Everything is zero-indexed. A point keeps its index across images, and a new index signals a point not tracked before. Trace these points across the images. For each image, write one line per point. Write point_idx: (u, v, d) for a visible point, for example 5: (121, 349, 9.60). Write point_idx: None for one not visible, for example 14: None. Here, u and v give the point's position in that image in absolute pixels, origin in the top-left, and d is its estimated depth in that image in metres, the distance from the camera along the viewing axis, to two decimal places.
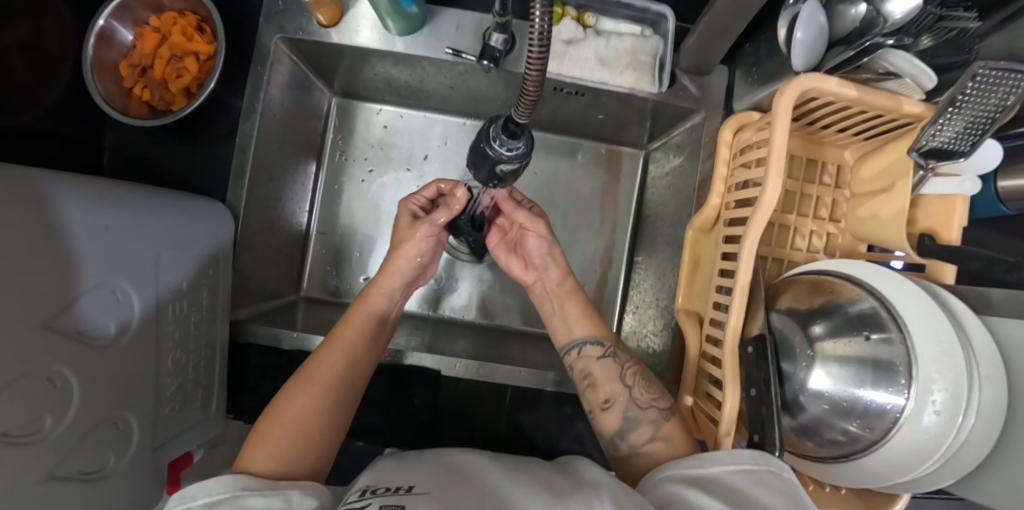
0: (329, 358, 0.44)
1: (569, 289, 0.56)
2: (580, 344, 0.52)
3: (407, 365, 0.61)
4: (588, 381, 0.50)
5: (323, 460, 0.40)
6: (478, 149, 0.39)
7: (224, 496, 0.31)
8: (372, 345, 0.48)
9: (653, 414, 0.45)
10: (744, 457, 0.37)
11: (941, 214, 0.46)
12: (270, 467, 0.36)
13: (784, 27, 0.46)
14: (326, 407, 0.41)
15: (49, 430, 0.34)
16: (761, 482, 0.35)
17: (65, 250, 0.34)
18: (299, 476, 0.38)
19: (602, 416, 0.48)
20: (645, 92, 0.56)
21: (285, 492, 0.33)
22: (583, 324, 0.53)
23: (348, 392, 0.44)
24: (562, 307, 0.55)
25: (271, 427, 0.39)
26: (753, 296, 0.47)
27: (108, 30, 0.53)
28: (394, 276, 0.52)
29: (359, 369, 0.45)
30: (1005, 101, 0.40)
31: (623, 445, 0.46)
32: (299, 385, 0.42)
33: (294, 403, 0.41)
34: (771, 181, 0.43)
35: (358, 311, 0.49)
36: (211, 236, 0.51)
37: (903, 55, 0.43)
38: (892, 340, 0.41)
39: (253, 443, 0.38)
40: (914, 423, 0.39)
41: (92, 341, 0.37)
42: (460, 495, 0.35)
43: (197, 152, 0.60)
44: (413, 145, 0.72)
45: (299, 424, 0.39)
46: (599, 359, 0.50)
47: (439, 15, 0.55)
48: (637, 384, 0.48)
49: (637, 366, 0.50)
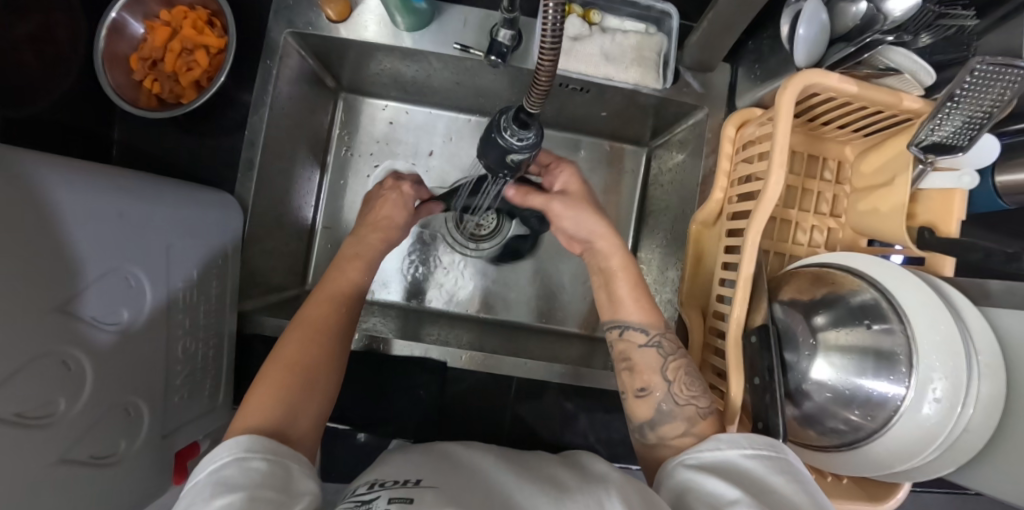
0: (323, 304, 0.45)
1: (620, 263, 0.48)
2: (625, 326, 0.47)
3: (394, 355, 0.62)
4: (625, 364, 0.47)
5: (321, 414, 0.40)
6: (488, 139, 0.40)
7: (229, 459, 0.31)
8: (363, 295, 0.49)
9: (690, 411, 0.42)
10: (762, 443, 0.37)
11: (940, 208, 0.47)
12: (270, 416, 0.36)
13: (787, 23, 0.47)
14: (328, 353, 0.42)
15: (62, 413, 0.34)
16: (782, 469, 0.35)
17: (77, 237, 0.34)
18: (301, 425, 0.37)
19: (635, 402, 0.45)
20: (650, 88, 0.57)
21: (284, 461, 0.33)
22: (630, 304, 0.47)
23: (344, 345, 0.44)
24: (609, 281, 0.49)
25: (274, 374, 0.39)
26: (756, 288, 0.47)
27: (120, 23, 0.53)
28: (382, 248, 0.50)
29: (352, 324, 0.46)
30: (1002, 97, 0.41)
31: (652, 434, 0.44)
32: (298, 336, 0.42)
33: (294, 354, 0.40)
34: (774, 173, 0.44)
35: (350, 265, 0.49)
36: (220, 226, 0.51)
37: (903, 52, 0.45)
38: (894, 330, 0.42)
39: (259, 386, 0.38)
40: (913, 412, 0.39)
41: (102, 327, 0.37)
42: (467, 489, 0.35)
43: (205, 145, 0.60)
44: (419, 141, 0.73)
45: (305, 368, 0.40)
46: (640, 348, 0.46)
47: (447, 11, 0.55)
48: (678, 379, 0.44)
49: (681, 359, 0.46)
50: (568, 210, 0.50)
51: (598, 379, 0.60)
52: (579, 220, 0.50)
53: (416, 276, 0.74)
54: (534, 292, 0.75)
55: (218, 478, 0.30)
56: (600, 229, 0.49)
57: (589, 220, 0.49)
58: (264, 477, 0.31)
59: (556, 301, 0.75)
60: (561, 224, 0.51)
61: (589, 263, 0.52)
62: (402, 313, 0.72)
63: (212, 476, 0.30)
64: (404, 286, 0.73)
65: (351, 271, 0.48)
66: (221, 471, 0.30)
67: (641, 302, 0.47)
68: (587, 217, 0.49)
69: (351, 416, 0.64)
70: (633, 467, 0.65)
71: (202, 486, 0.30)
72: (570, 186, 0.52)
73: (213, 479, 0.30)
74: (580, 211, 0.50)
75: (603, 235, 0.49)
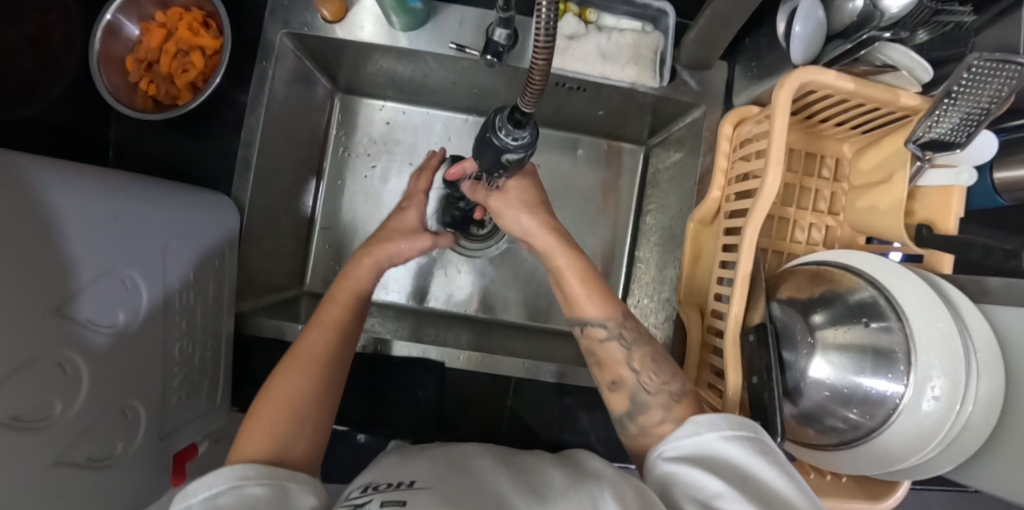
0: (315, 331, 0.44)
1: (564, 260, 0.47)
2: (584, 322, 0.46)
3: (392, 356, 0.62)
4: (594, 360, 0.47)
5: (318, 442, 0.39)
6: (483, 139, 0.39)
7: (223, 487, 0.31)
8: (357, 319, 0.47)
9: (663, 399, 0.42)
10: (741, 424, 0.37)
11: (939, 205, 0.47)
12: (262, 449, 0.36)
13: (783, 21, 0.46)
14: (321, 380, 0.41)
15: (59, 416, 0.34)
16: (761, 450, 0.35)
17: (71, 240, 0.34)
18: (294, 458, 0.37)
19: (611, 396, 0.45)
20: (646, 86, 0.57)
21: (281, 481, 0.33)
22: (586, 300, 0.46)
23: (339, 371, 0.43)
24: (558, 279, 0.48)
25: (264, 409, 0.38)
26: (754, 287, 0.47)
27: (115, 25, 0.53)
28: (373, 262, 0.48)
29: (346, 349, 0.45)
30: (1000, 92, 0.41)
31: (633, 426, 0.43)
32: (293, 365, 0.41)
33: (286, 384, 0.40)
34: (771, 171, 0.44)
35: (342, 286, 0.47)
36: (217, 227, 0.51)
37: (900, 49, 0.44)
38: (892, 328, 0.41)
39: (251, 423, 0.38)
40: (912, 410, 0.39)
41: (99, 330, 0.37)
42: (464, 491, 0.34)
43: (202, 146, 0.60)
44: (416, 141, 0.73)
45: (297, 398, 0.39)
46: (602, 342, 0.46)
47: (443, 11, 0.55)
48: (646, 368, 0.44)
49: (645, 346, 0.45)
50: (504, 210, 0.49)
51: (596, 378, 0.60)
52: (515, 218, 0.49)
53: (414, 276, 0.74)
54: (533, 291, 0.75)
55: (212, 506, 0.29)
56: (537, 226, 0.48)
57: (520, 215, 0.49)
58: (261, 502, 0.30)
59: (556, 300, 0.75)
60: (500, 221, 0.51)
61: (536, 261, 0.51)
62: (400, 314, 0.72)
63: (204, 504, 0.29)
64: (404, 286, 0.73)
65: (342, 295, 0.47)
66: (215, 499, 0.30)
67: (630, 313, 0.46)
68: (523, 215, 0.49)
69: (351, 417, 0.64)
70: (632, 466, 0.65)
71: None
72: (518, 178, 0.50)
73: (208, 506, 0.29)
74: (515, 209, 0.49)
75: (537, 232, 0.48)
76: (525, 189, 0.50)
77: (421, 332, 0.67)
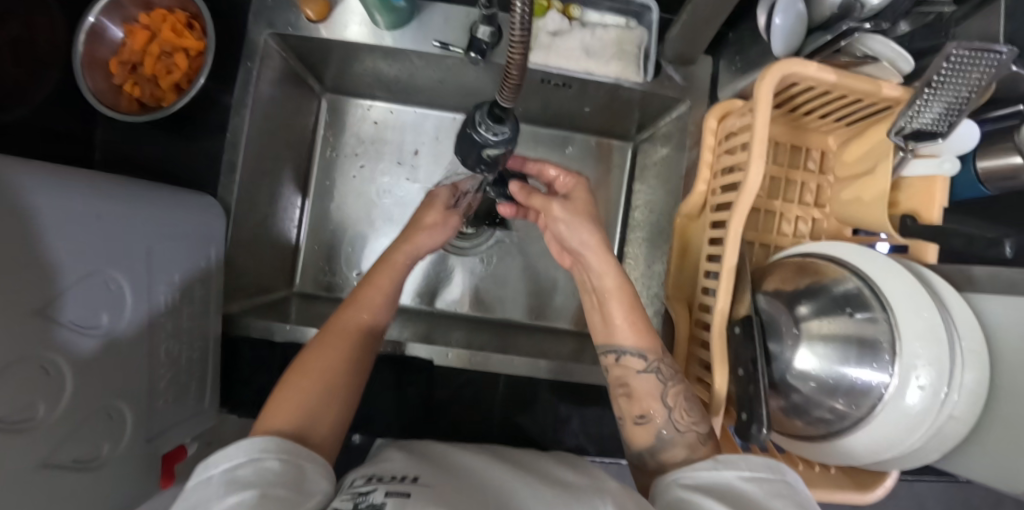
0: (350, 312, 0.45)
1: (614, 283, 0.46)
2: (621, 352, 0.46)
3: (409, 356, 0.62)
4: (623, 390, 0.46)
5: (342, 422, 0.39)
6: (464, 136, 0.40)
7: (244, 460, 0.31)
8: (391, 304, 0.48)
9: (690, 439, 0.41)
10: (760, 465, 0.37)
11: (923, 196, 0.46)
12: (292, 416, 0.36)
13: (763, 14, 0.46)
14: (351, 360, 0.42)
15: (42, 417, 0.34)
16: (781, 493, 0.35)
17: (53, 243, 0.34)
18: (320, 433, 0.37)
19: (634, 429, 0.45)
20: (631, 81, 0.57)
21: (300, 462, 0.33)
22: (626, 328, 0.46)
23: (368, 353, 0.44)
24: (602, 304, 0.48)
25: (296, 379, 0.39)
26: (740, 280, 0.47)
27: (99, 27, 0.53)
28: (413, 248, 0.49)
29: (377, 333, 0.46)
30: (981, 81, 0.41)
31: (652, 460, 0.43)
32: (327, 342, 0.42)
33: (320, 359, 0.41)
34: (755, 164, 0.44)
35: (380, 274, 0.48)
36: (203, 228, 0.52)
37: (880, 39, 0.44)
38: (877, 319, 0.42)
39: (281, 392, 0.38)
40: (898, 400, 0.39)
41: (83, 332, 0.37)
42: (462, 491, 0.34)
43: (188, 148, 0.60)
44: (405, 139, 0.73)
45: (328, 374, 0.40)
46: (638, 374, 0.45)
47: (428, 9, 0.55)
48: (678, 405, 0.43)
49: (680, 384, 0.45)
50: (569, 217, 0.48)
51: (585, 374, 0.60)
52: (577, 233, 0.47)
53: None
54: (524, 289, 0.75)
55: (231, 477, 0.30)
56: (595, 242, 0.47)
57: (585, 232, 0.47)
58: (278, 478, 0.31)
59: (547, 297, 0.75)
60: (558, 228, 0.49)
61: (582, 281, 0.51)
62: None
63: (225, 475, 0.30)
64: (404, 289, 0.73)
65: (380, 279, 0.47)
66: (235, 471, 0.30)
67: (636, 327, 0.46)
68: (580, 226, 0.47)
69: None
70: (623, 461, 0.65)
71: (214, 485, 0.30)
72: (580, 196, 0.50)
73: (227, 478, 0.30)
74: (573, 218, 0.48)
75: (595, 246, 0.46)
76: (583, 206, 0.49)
77: (416, 329, 0.68)
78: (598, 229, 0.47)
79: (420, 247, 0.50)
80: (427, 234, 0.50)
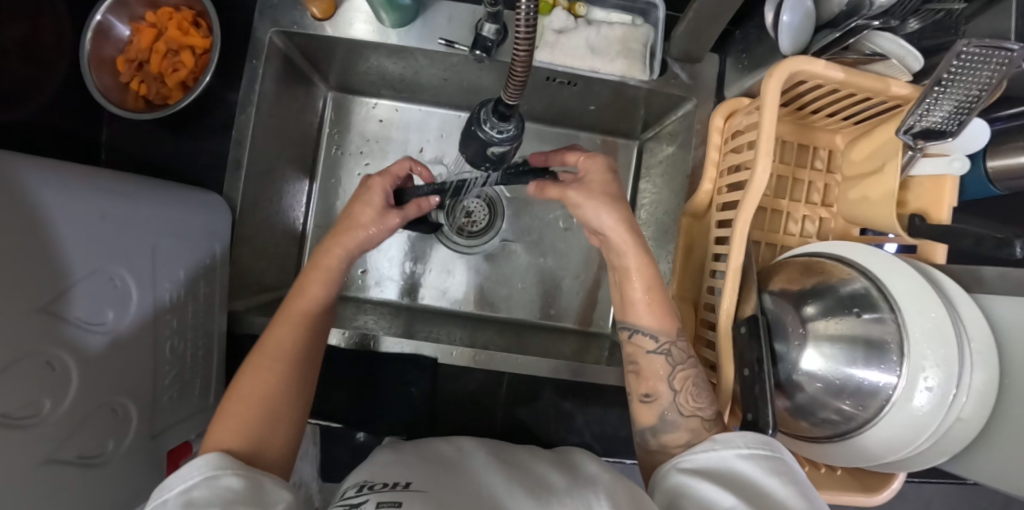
0: (282, 329, 0.43)
1: (636, 262, 0.44)
2: (634, 329, 0.46)
3: (381, 351, 0.62)
4: (633, 368, 0.46)
5: (292, 437, 0.41)
6: (469, 131, 0.40)
7: (197, 480, 0.31)
8: (327, 311, 0.46)
9: (694, 423, 0.42)
10: (756, 441, 0.37)
11: (930, 194, 0.47)
12: (239, 449, 0.36)
13: (771, 12, 0.46)
14: (290, 379, 0.41)
15: (48, 413, 0.34)
16: (778, 470, 0.35)
17: (60, 239, 0.34)
18: (268, 457, 0.38)
19: (640, 407, 0.45)
20: (636, 79, 0.56)
21: (257, 477, 0.33)
22: (644, 308, 0.45)
23: (308, 368, 0.44)
24: (622, 278, 0.46)
25: (234, 409, 0.38)
26: (746, 279, 0.47)
27: (105, 25, 0.53)
28: (346, 249, 0.46)
29: (315, 344, 0.45)
30: (991, 80, 0.40)
31: (654, 441, 0.44)
32: (262, 363, 0.41)
33: (256, 382, 0.40)
34: (760, 162, 0.44)
35: (311, 280, 0.45)
36: (208, 225, 0.52)
37: (892, 38, 0.44)
38: (884, 319, 0.41)
39: (219, 424, 0.38)
40: (905, 402, 0.39)
41: (90, 328, 0.37)
42: (459, 494, 0.34)
43: (194, 145, 0.60)
44: (409, 137, 0.73)
45: (266, 398, 0.39)
46: (649, 354, 0.45)
47: (432, 7, 0.55)
48: (686, 389, 0.43)
49: (690, 369, 0.45)
50: (583, 199, 0.45)
51: (589, 373, 0.60)
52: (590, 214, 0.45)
53: (407, 272, 0.74)
54: (528, 287, 0.74)
55: (187, 498, 0.29)
56: (613, 225, 0.44)
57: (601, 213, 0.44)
58: (236, 495, 0.30)
59: (552, 296, 0.75)
60: (576, 211, 0.46)
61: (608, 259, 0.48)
62: (395, 312, 0.72)
63: (180, 495, 0.30)
64: (407, 286, 0.73)
65: (310, 288, 0.45)
66: (190, 492, 0.30)
67: (653, 307, 0.45)
68: (603, 207, 0.45)
69: (342, 416, 0.64)
70: (627, 461, 0.65)
71: (169, 505, 0.29)
72: (599, 174, 0.46)
73: (182, 500, 0.29)
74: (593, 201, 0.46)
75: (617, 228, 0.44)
76: (606, 185, 0.45)
77: (417, 329, 0.68)
78: (618, 211, 0.44)
79: (350, 247, 0.46)
80: (360, 231, 0.46)
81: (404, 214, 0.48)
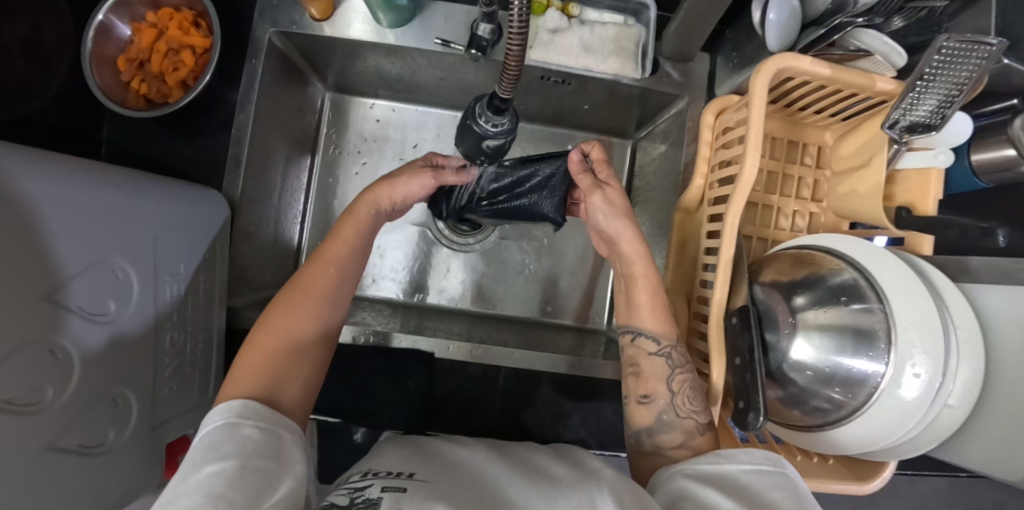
0: (316, 270, 0.44)
1: (643, 269, 0.48)
2: (638, 332, 0.47)
3: (394, 348, 0.63)
4: (633, 369, 0.47)
5: (311, 384, 0.41)
6: (465, 126, 0.41)
7: (220, 423, 0.32)
8: (358, 260, 0.47)
9: (688, 425, 0.43)
10: (760, 457, 0.37)
11: (917, 188, 0.48)
12: (260, 382, 0.37)
13: (757, 10, 0.47)
14: (316, 320, 0.42)
15: (50, 401, 0.34)
16: (779, 485, 0.35)
17: (63, 229, 0.35)
18: (287, 395, 0.38)
19: (637, 408, 0.46)
20: (629, 78, 0.58)
21: (277, 430, 0.33)
22: (648, 312, 0.47)
23: (334, 313, 0.44)
24: (630, 283, 0.49)
25: (261, 341, 0.39)
26: (737, 271, 0.48)
27: (107, 25, 0.54)
28: (376, 198, 0.49)
29: (345, 290, 0.46)
30: (973, 73, 0.41)
31: (649, 442, 0.44)
32: (295, 295, 0.42)
33: (285, 317, 0.41)
34: (750, 155, 0.45)
35: (346, 227, 0.47)
36: (209, 221, 0.52)
37: (876, 35, 0.44)
38: (873, 309, 0.42)
39: (246, 355, 0.39)
40: (893, 389, 0.40)
41: (92, 319, 0.38)
42: (456, 481, 0.35)
43: (194, 143, 0.61)
44: (406, 136, 0.74)
45: (292, 336, 0.40)
46: (650, 355, 0.46)
47: (429, 7, 0.56)
48: (683, 391, 0.44)
49: (688, 373, 0.45)
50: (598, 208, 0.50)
51: (584, 366, 0.60)
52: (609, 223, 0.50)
53: (405, 269, 0.74)
54: (524, 284, 0.75)
55: (208, 443, 0.30)
56: (628, 233, 0.49)
57: (620, 224, 0.49)
58: (254, 445, 0.31)
59: (547, 293, 0.75)
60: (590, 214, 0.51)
61: (617, 267, 0.52)
62: (395, 310, 0.72)
63: (202, 439, 0.31)
64: (405, 284, 0.74)
65: (343, 234, 0.46)
66: (212, 433, 0.31)
67: (656, 311, 0.47)
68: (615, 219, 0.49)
69: (341, 411, 0.64)
70: (622, 454, 0.65)
71: (195, 446, 0.30)
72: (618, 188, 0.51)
73: (203, 442, 0.30)
74: (611, 211, 0.49)
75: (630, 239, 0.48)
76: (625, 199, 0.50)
77: (416, 323, 0.69)
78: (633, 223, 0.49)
79: (380, 198, 0.49)
80: (390, 184, 0.50)
81: (436, 175, 0.51)
